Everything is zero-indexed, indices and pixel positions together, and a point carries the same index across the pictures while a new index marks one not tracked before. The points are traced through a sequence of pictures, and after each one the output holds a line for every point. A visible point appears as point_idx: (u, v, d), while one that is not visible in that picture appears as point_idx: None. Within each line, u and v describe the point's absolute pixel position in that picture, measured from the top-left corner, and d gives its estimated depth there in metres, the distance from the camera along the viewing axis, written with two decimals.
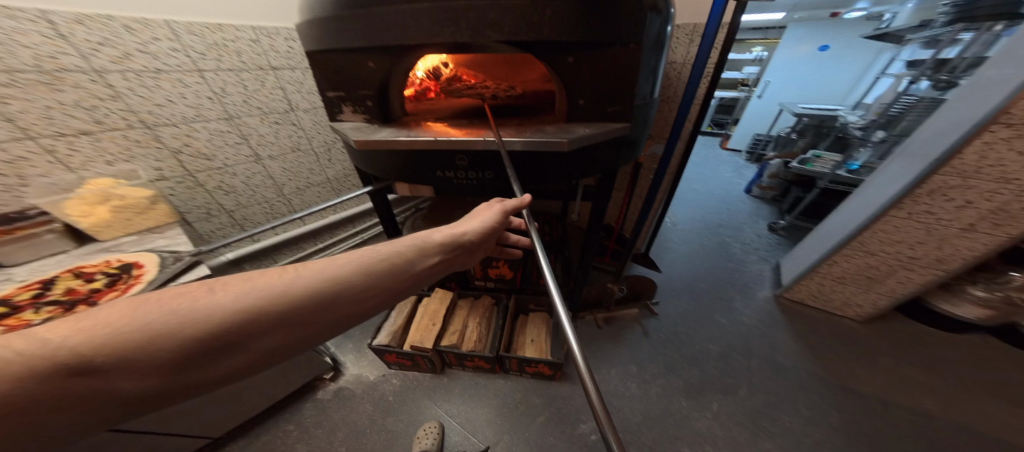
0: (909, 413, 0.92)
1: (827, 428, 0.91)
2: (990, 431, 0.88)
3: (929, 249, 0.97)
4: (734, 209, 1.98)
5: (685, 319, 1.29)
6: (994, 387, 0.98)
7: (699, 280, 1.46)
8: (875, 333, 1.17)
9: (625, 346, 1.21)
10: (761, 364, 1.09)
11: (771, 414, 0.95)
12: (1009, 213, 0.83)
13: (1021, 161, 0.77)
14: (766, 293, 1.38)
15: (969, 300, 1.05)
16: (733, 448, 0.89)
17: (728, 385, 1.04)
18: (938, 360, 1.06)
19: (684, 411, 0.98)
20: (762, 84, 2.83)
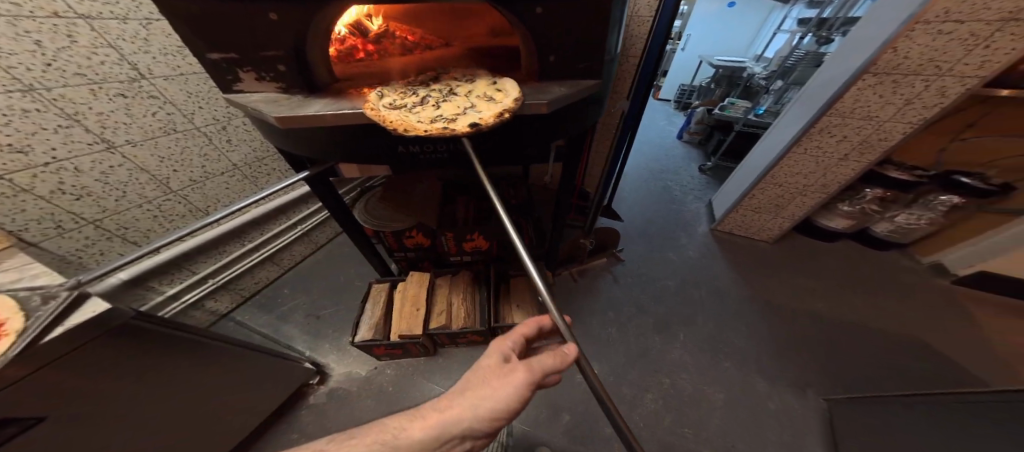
0: (809, 315, 1.25)
1: (760, 338, 1.19)
2: (856, 317, 1.24)
3: (818, 177, 1.24)
4: (670, 154, 2.21)
5: (645, 262, 1.47)
6: (851, 281, 1.37)
7: (651, 225, 1.65)
8: (778, 251, 1.51)
9: (601, 295, 1.35)
10: (709, 295, 1.33)
11: (721, 336, 1.20)
12: (870, 143, 1.09)
13: (880, 101, 0.99)
14: (705, 228, 1.63)
15: (839, 214, 1.42)
16: (698, 366, 1.12)
17: (688, 317, 1.26)
18: (818, 267, 1.44)
19: (659, 346, 1.17)
20: (685, 37, 3.05)
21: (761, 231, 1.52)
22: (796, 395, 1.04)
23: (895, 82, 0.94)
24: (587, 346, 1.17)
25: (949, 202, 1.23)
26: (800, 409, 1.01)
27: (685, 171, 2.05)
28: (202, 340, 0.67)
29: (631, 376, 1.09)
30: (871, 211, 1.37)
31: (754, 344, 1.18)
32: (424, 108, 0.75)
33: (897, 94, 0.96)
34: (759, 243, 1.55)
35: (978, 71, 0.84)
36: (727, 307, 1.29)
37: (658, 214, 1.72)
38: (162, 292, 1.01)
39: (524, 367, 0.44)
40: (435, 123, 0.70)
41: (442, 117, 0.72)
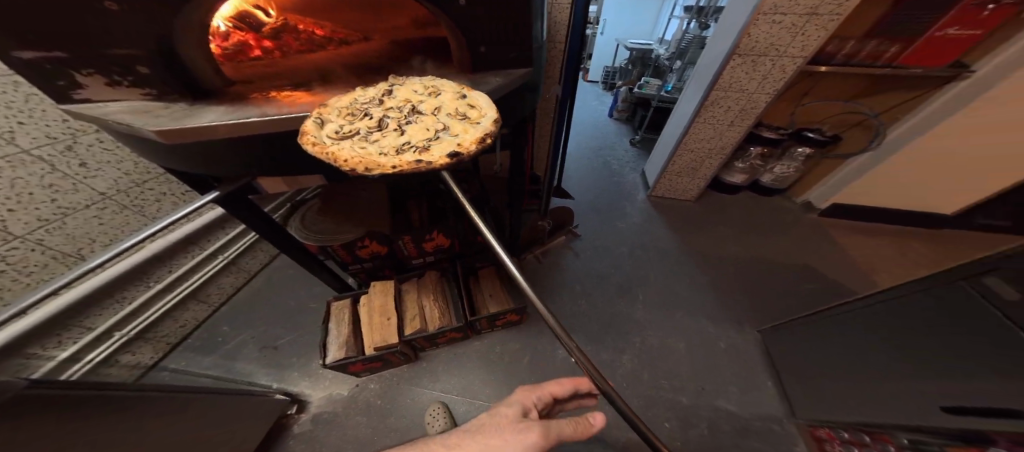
0: (733, 261, 1.54)
1: (697, 285, 1.44)
2: (763, 256, 1.57)
3: (717, 141, 1.51)
4: (605, 132, 2.43)
5: (598, 233, 1.63)
6: (753, 224, 1.73)
7: (597, 199, 1.82)
8: (698, 207, 1.81)
9: (567, 270, 1.47)
10: (655, 254, 1.55)
11: (671, 291, 1.42)
12: (748, 111, 1.36)
13: (748, 77, 1.23)
14: (643, 195, 1.86)
15: (737, 171, 1.76)
16: (653, 318, 1.33)
17: (643, 278, 1.46)
18: (727, 214, 1.78)
19: (623, 309, 1.35)
20: (602, 22, 3.33)
21: (683, 193, 1.81)
22: (734, 328, 1.30)
23: (754, 61, 1.18)
24: (565, 319, 1.31)
25: (804, 152, 1.62)
26: (734, 338, 1.27)
27: (619, 147, 2.27)
28: (132, 395, 0.57)
29: (609, 345, 1.24)
30: (757, 165, 1.72)
31: (696, 290, 1.42)
32: (383, 135, 0.59)
33: (758, 70, 1.21)
34: (684, 203, 1.84)
35: (804, 50, 1.11)
36: (670, 262, 1.52)
37: (603, 188, 1.89)
38: (53, 357, 0.81)
39: (543, 432, 0.52)
40: (399, 152, 0.53)
41: (408, 144, 0.56)
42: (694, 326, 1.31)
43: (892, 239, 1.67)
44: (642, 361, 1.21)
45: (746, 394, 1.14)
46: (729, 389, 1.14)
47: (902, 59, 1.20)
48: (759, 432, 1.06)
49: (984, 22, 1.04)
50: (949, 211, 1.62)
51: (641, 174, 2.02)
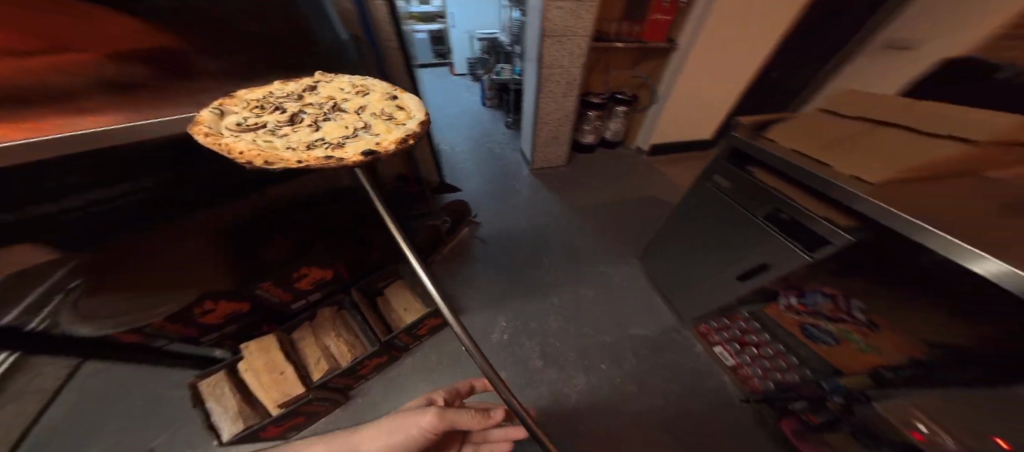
0: (609, 208, 1.78)
1: (585, 237, 1.63)
2: (631, 196, 1.86)
3: (558, 115, 1.69)
4: (481, 121, 2.52)
5: (495, 216, 1.71)
6: (621, 173, 2.03)
7: (490, 185, 1.89)
8: (575, 169, 2.04)
9: (478, 260, 1.51)
10: (546, 221, 1.71)
11: (566, 249, 1.58)
12: (575, 81, 1.53)
13: (558, 55, 1.38)
14: (528, 170, 2.00)
15: (587, 133, 2.01)
16: (559, 278, 1.47)
17: (544, 244, 1.59)
18: (600, 170, 2.05)
19: (536, 278, 1.47)
20: (450, 15, 3.33)
21: (557, 162, 2.00)
22: (618, 264, 1.53)
23: (559, 39, 1.33)
24: (483, 302, 1.37)
25: (621, 109, 1.95)
26: (620, 272, 1.50)
27: (493, 134, 2.37)
28: None
29: (534, 314, 1.35)
30: (597, 128, 2.00)
31: (584, 242, 1.61)
32: (296, 131, 0.50)
33: (568, 46, 1.36)
34: (558, 169, 2.03)
35: (584, 29, 1.32)
36: (563, 224, 1.69)
37: (489, 174, 1.98)
38: None
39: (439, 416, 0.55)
40: (307, 149, 0.44)
41: (319, 141, 0.47)
42: (593, 272, 1.50)
43: (704, 160, 2.22)
44: (565, 317, 1.34)
45: (640, 313, 1.36)
46: (636, 317, 1.35)
47: (643, 35, 1.65)
48: (663, 341, 1.28)
49: (669, 11, 1.57)
50: (706, 136, 2.24)
51: (519, 152, 2.16)
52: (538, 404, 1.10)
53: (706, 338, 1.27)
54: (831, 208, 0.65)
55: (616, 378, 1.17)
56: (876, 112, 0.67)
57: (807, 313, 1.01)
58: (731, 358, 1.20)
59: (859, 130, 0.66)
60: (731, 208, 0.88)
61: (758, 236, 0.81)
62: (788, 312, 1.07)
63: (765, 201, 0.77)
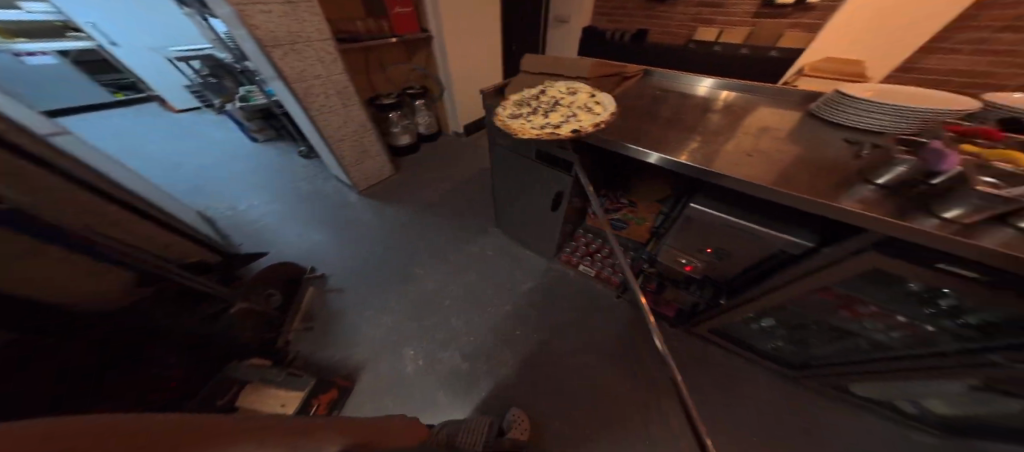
0: (446, 198, 1.86)
1: (439, 233, 1.65)
2: (459, 179, 1.98)
3: (345, 131, 1.59)
4: (265, 161, 2.17)
5: (340, 257, 1.52)
6: (448, 163, 2.12)
7: (314, 227, 1.66)
8: (403, 176, 1.98)
9: (345, 310, 1.32)
10: (398, 238, 1.62)
11: (428, 252, 1.56)
12: (345, 88, 1.49)
13: (302, 65, 1.29)
14: (352, 196, 1.84)
15: (402, 132, 2.07)
16: (437, 279, 1.45)
17: (409, 257, 1.54)
18: (426, 165, 2.09)
19: (416, 292, 1.40)
20: (90, 28, 2.38)
21: (379, 175, 1.90)
22: (477, 244, 1.60)
23: (289, 47, 1.22)
24: (372, 348, 1.20)
25: (420, 103, 2.08)
26: (481, 250, 1.58)
27: (288, 178, 2.02)
28: None
29: (436, 325, 1.28)
30: (409, 125, 2.08)
31: (437, 238, 1.63)
32: (545, 116, 0.89)
33: (306, 54, 1.28)
34: (383, 182, 1.93)
35: (319, 32, 1.29)
36: (417, 231, 1.66)
37: (303, 218, 1.70)
38: None
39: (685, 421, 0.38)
40: (556, 126, 0.84)
41: (562, 124, 0.85)
42: (459, 261, 1.53)
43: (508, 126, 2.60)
44: (464, 310, 1.33)
45: (515, 274, 1.47)
46: (516, 276, 1.46)
47: (394, 29, 1.69)
48: (549, 284, 1.41)
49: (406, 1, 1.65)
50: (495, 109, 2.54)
51: (336, 182, 1.97)
52: (468, 404, 1.07)
53: (564, 267, 1.46)
54: (558, 141, 0.99)
55: (533, 337, 1.23)
56: (543, 68, 1.06)
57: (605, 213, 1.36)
58: (592, 269, 1.39)
59: (541, 81, 1.05)
60: (520, 160, 1.15)
61: (546, 176, 1.11)
62: (596, 219, 1.38)
63: (530, 147, 1.07)
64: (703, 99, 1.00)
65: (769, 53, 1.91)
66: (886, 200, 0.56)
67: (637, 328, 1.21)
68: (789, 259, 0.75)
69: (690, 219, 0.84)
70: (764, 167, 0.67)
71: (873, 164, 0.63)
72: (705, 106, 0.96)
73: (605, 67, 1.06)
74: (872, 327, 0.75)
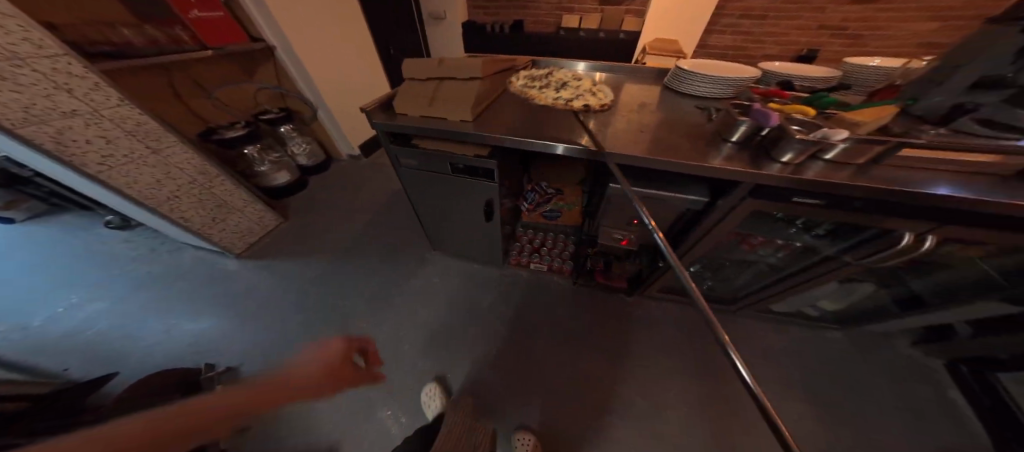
0: (360, 235, 1.63)
1: (364, 275, 1.44)
2: (367, 211, 1.78)
3: (168, 182, 1.20)
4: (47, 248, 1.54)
5: (243, 341, 1.19)
6: (350, 196, 1.88)
7: (187, 317, 1.26)
8: (294, 225, 1.70)
9: (282, 401, 1.05)
10: (311, 297, 1.35)
11: (360, 299, 1.35)
12: (142, 126, 1.07)
13: (32, 102, 0.83)
14: (232, 263, 1.50)
15: (272, 171, 1.72)
16: (383, 324, 1.26)
17: (341, 311, 1.30)
18: (325, 205, 1.81)
19: (365, 347, 1.19)
20: None
21: (265, 230, 1.63)
22: (414, 274, 1.45)
23: None
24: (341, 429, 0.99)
25: (292, 129, 1.79)
26: (419, 278, 1.43)
27: (117, 266, 1.48)
28: None
29: (405, 370, 1.12)
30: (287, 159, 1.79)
31: (365, 281, 1.42)
32: (557, 91, 1.05)
33: (32, 84, 0.82)
34: (268, 236, 1.65)
35: (54, 49, 0.83)
36: (340, 280, 1.41)
37: (161, 311, 1.29)
38: None
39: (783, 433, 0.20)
40: (571, 102, 0.99)
41: (576, 99, 1.01)
42: (400, 296, 1.36)
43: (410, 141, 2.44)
44: (430, 345, 1.19)
45: (465, 292, 1.37)
46: (467, 294, 1.36)
47: (204, 41, 1.30)
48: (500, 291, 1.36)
49: (211, 5, 1.28)
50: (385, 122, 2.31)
51: (197, 250, 1.55)
52: None
53: (513, 270, 1.43)
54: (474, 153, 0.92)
55: (508, 345, 1.18)
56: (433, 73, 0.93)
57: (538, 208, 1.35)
58: (544, 265, 1.36)
59: (434, 89, 0.92)
60: (433, 176, 1.04)
61: (468, 186, 1.02)
62: (530, 214, 1.35)
63: (439, 161, 0.97)
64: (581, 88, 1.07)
65: (618, 36, 2.15)
66: (742, 155, 0.71)
67: (598, 307, 1.26)
68: (700, 215, 0.84)
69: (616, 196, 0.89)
70: (649, 147, 0.75)
71: (721, 127, 0.79)
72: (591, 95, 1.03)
73: (493, 64, 1.00)
74: (764, 253, 0.90)
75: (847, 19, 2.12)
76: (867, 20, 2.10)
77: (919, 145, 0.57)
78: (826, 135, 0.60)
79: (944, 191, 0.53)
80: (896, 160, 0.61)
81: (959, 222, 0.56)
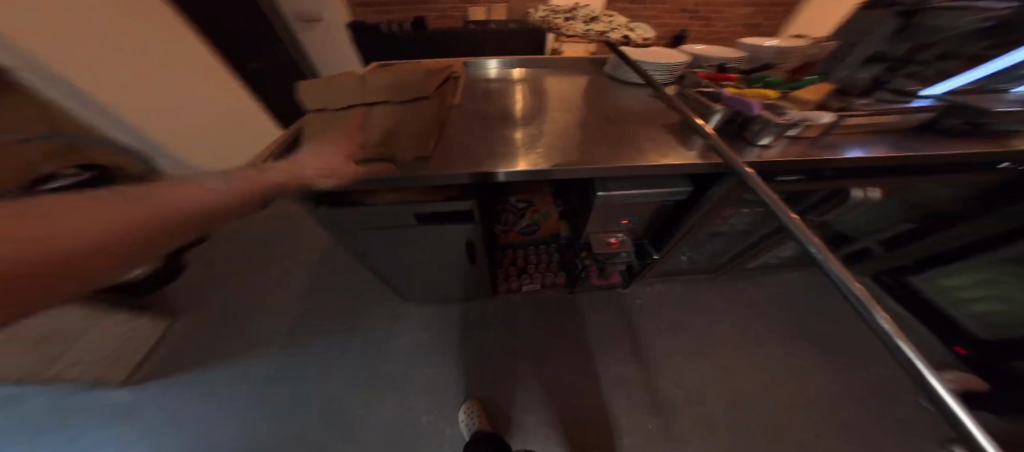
0: (306, 312, 1.33)
1: (330, 355, 1.20)
2: (301, 280, 1.44)
3: None
4: None
5: None
6: (269, 267, 1.49)
7: None
8: (204, 317, 1.30)
9: None
10: (274, 400, 1.09)
11: (335, 378, 1.14)
12: None
13: None
14: (122, 394, 1.09)
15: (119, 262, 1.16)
16: (375, 396, 1.10)
17: (318, 399, 1.09)
18: (237, 288, 1.40)
19: (363, 427, 1.04)
20: None
21: (148, 342, 1.19)
22: (392, 336, 1.26)
23: None
24: None
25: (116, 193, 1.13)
26: (400, 338, 1.25)
27: None
28: None
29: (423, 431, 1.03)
30: (142, 237, 1.24)
31: (334, 362, 1.18)
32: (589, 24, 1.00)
33: None
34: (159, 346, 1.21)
35: None
36: (299, 371, 1.16)
37: None
38: None
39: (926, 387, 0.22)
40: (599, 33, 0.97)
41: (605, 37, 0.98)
42: (385, 363, 1.18)
43: None
44: (439, 396, 1.10)
45: (458, 338, 1.24)
46: (462, 336, 1.24)
47: None
48: (497, 324, 1.27)
49: None
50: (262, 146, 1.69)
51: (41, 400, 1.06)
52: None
53: (504, 298, 1.33)
54: (441, 195, 0.72)
55: (525, 373, 1.13)
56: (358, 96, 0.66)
57: (512, 227, 1.23)
58: (535, 284, 1.29)
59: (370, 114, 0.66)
60: (390, 233, 0.79)
61: (442, 233, 0.80)
62: (507, 234, 1.26)
63: (397, 216, 0.73)
64: (535, 92, 0.97)
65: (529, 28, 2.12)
66: (725, 143, 0.71)
67: (598, 309, 1.27)
68: (689, 204, 0.86)
69: (610, 204, 0.83)
70: (631, 151, 0.72)
71: (690, 116, 0.79)
72: (548, 100, 0.93)
73: (434, 76, 0.80)
74: (735, 222, 1.02)
75: (697, 3, 2.52)
76: (711, 4, 2.54)
77: (852, 117, 0.67)
78: (807, 117, 0.64)
79: (857, 153, 0.65)
80: (845, 127, 0.69)
81: (884, 176, 0.71)
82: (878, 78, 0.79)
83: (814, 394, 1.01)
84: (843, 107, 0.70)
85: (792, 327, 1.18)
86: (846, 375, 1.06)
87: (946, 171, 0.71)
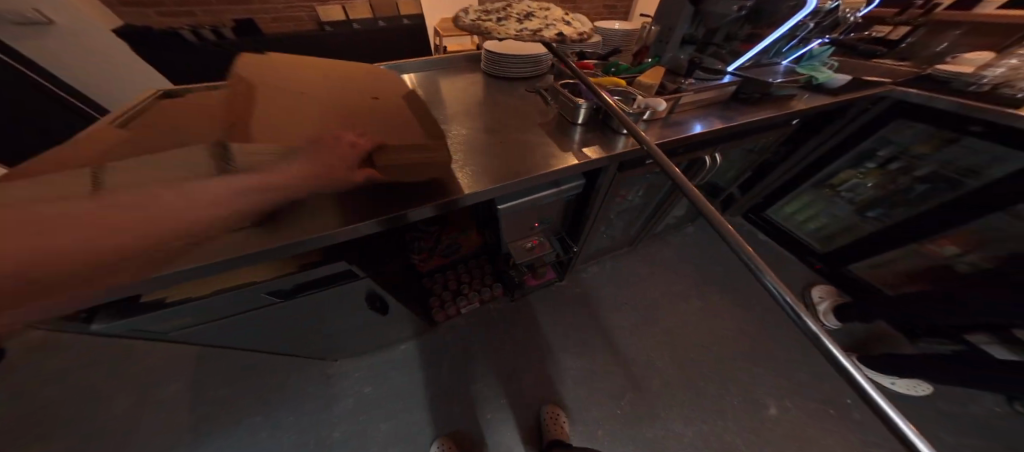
0: (189, 421, 0.97)
1: None
2: (165, 385, 1.04)
3: None
4: None
5: None
6: (103, 381, 1.03)
7: None
8: None
9: None
10: None
11: None
12: None
13: None
14: None
15: None
16: None
17: None
18: (49, 428, 0.93)
19: None
20: None
21: None
22: (323, 409, 1.01)
23: None
24: None
25: None
26: (333, 408, 1.01)
27: None
28: None
29: None
30: None
31: None
32: (518, 23, 0.75)
33: None
34: None
35: None
36: None
37: None
38: None
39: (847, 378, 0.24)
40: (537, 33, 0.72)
41: (544, 30, 0.75)
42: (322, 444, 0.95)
43: None
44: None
45: (409, 384, 1.07)
46: (407, 383, 1.07)
47: None
48: (448, 354, 1.14)
49: None
50: None
51: None
52: None
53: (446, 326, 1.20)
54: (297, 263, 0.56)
55: (493, 392, 1.05)
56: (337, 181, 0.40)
57: (431, 253, 1.10)
58: (471, 304, 1.19)
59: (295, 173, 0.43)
60: (245, 322, 0.59)
61: (324, 300, 0.64)
62: (428, 261, 1.12)
63: (245, 302, 0.54)
64: None
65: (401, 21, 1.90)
66: (592, 138, 0.71)
67: (541, 308, 1.25)
68: (588, 196, 0.87)
69: (513, 215, 0.79)
70: (522, 158, 0.66)
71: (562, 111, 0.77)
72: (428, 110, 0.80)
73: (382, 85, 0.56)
74: (633, 198, 1.09)
75: None
76: None
77: (684, 96, 0.71)
78: (650, 103, 0.65)
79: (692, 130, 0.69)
80: (683, 105, 0.74)
81: (727, 141, 0.80)
82: (693, 58, 0.72)
83: (724, 324, 1.20)
84: (677, 86, 0.73)
85: (695, 272, 1.38)
86: (739, 301, 1.28)
87: (768, 128, 0.84)
